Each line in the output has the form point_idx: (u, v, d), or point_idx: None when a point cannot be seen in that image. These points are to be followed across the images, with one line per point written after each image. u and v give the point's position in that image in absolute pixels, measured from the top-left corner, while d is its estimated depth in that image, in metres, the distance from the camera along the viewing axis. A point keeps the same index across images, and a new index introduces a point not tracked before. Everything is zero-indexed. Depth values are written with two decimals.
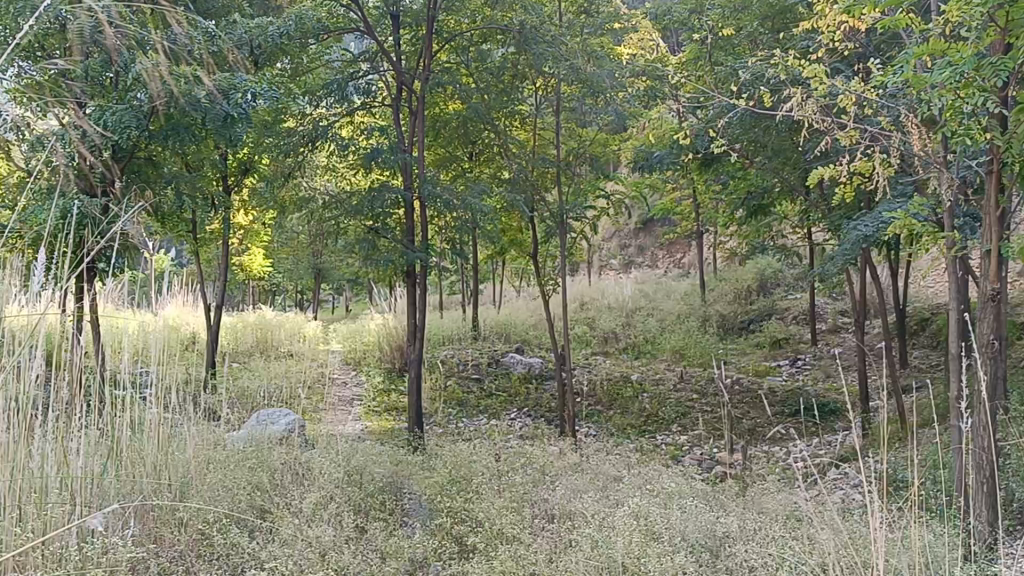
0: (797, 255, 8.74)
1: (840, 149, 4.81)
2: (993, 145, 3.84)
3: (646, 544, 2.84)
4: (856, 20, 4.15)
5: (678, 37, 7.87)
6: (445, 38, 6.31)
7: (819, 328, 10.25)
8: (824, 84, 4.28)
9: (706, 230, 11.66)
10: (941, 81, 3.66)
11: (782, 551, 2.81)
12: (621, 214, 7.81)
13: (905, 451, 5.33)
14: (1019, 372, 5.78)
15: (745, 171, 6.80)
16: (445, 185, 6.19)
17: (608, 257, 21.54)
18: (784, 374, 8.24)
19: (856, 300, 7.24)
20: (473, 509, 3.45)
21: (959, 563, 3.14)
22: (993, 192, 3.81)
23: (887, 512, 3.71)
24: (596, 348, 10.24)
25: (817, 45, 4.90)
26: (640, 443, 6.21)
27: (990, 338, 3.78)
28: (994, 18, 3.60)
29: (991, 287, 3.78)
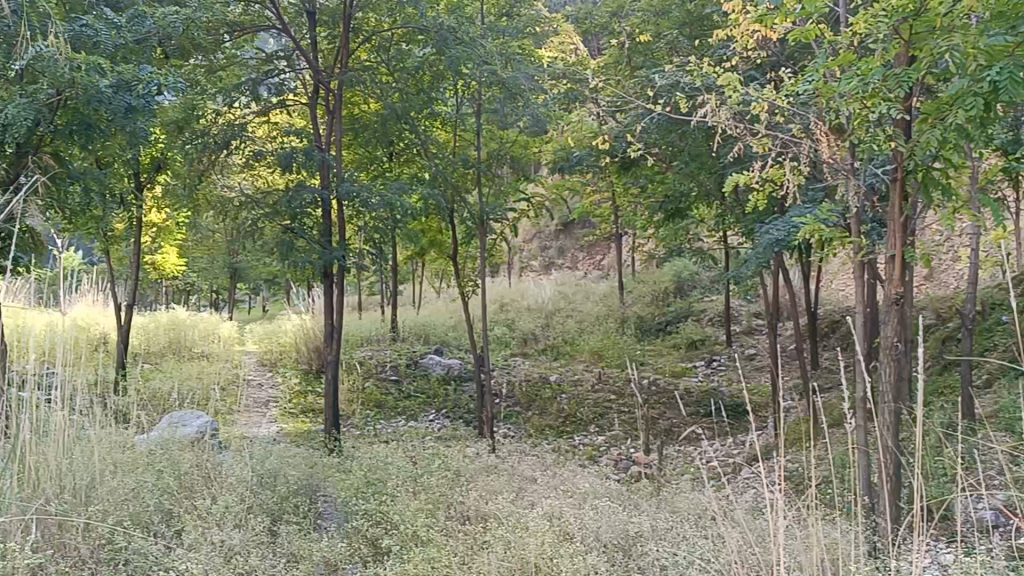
0: (713, 257, 8.89)
1: (754, 155, 4.91)
2: (897, 153, 3.96)
3: (559, 544, 2.87)
4: (769, 30, 4.24)
5: (597, 42, 7.95)
6: (365, 37, 6.28)
7: (734, 330, 10.45)
8: (738, 91, 4.36)
9: (625, 233, 11.81)
10: (848, 91, 3.77)
11: (692, 550, 2.86)
12: (541, 215, 7.86)
13: (813, 450, 5.47)
14: (923, 372, 5.98)
15: (662, 175, 6.91)
16: (364, 185, 6.16)
17: (529, 258, 21.67)
18: (700, 375, 8.37)
19: (769, 303, 7.39)
20: (388, 512, 3.43)
21: (860, 559, 3.23)
22: (897, 200, 3.93)
23: (796, 511, 3.81)
24: (515, 349, 10.29)
25: (731, 52, 5.00)
26: (558, 444, 6.25)
27: (894, 341, 3.89)
28: (899, 31, 3.74)
29: (894, 291, 3.89)
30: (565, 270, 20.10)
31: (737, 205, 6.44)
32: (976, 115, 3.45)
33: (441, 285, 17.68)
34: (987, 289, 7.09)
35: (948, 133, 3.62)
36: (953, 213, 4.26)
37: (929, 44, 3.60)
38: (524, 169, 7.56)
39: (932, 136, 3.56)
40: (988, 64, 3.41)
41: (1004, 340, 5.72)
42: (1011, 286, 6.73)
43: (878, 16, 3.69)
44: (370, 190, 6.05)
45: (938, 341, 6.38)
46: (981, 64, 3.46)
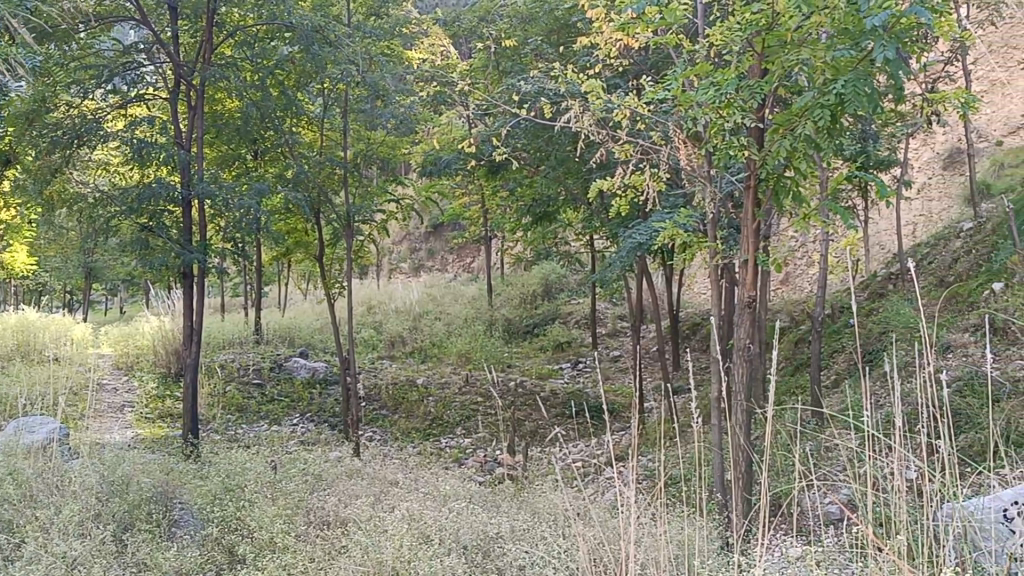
0: (579, 261, 9.04)
1: (616, 162, 5.02)
2: (750, 161, 4.12)
3: (415, 547, 2.87)
4: (630, 38, 4.35)
5: (466, 46, 7.99)
6: (229, 32, 6.15)
7: (599, 332, 10.65)
8: (600, 98, 4.46)
9: (494, 236, 11.90)
10: (705, 100, 3.90)
11: (548, 550, 2.91)
12: (409, 217, 7.84)
13: (672, 449, 5.61)
14: (778, 374, 6.21)
15: (530, 179, 6.99)
16: (225, 183, 6.03)
17: (398, 261, 21.57)
18: (566, 377, 8.49)
19: (633, 305, 7.55)
20: (245, 518, 3.36)
21: (711, 555, 3.34)
22: (751, 206, 4.08)
23: (653, 509, 3.90)
24: (382, 352, 10.22)
25: (593, 60, 5.10)
26: (423, 447, 6.23)
27: (747, 343, 4.04)
28: (752, 43, 3.89)
29: (747, 295, 4.04)
30: (435, 273, 20.10)
31: (602, 210, 6.56)
32: (822, 126, 3.63)
33: (307, 288, 17.43)
34: (837, 293, 7.42)
35: (797, 143, 3.79)
36: (802, 221, 4.46)
37: (780, 57, 3.76)
38: (392, 170, 7.52)
39: (783, 145, 3.73)
40: (833, 77, 3.58)
41: (851, 343, 5.99)
42: (858, 290, 7.06)
43: (732, 29, 3.83)
44: (231, 189, 5.92)
45: (791, 344, 6.64)
46: (828, 77, 3.63)
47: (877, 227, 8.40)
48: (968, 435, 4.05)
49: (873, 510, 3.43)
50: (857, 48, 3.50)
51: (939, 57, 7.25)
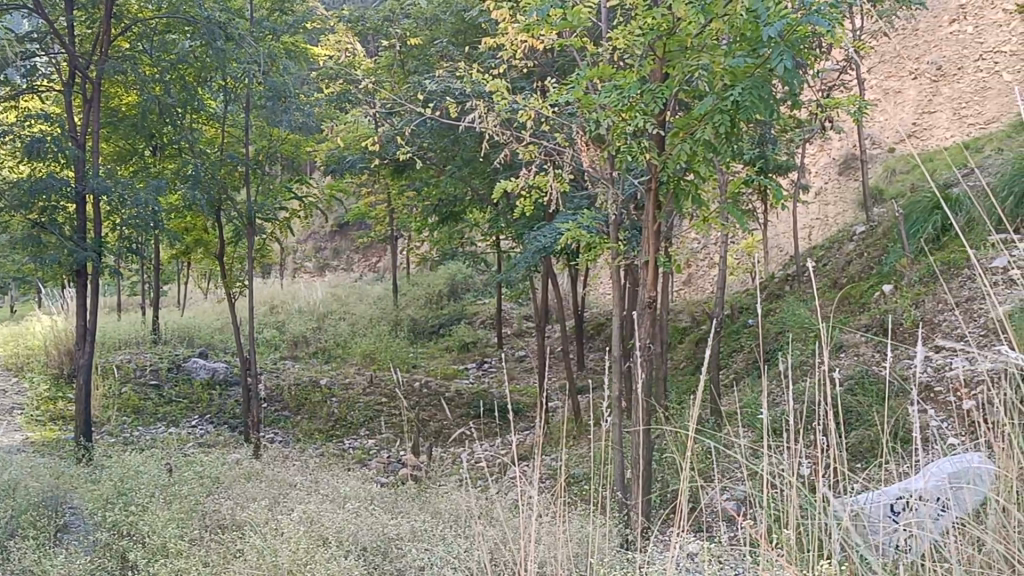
0: (485, 261, 9.05)
1: (520, 163, 5.05)
2: (652, 165, 4.19)
3: (312, 551, 2.83)
4: (535, 40, 4.37)
5: (371, 44, 7.93)
6: (127, 24, 6.00)
7: (504, 332, 10.68)
8: (505, 99, 4.48)
9: (400, 235, 11.84)
10: (608, 103, 3.95)
11: (447, 551, 2.90)
12: (313, 216, 7.75)
13: (576, 449, 5.66)
14: (679, 374, 6.31)
15: (435, 178, 6.98)
16: (121, 179, 5.87)
17: (302, 260, 21.29)
18: (471, 377, 8.49)
19: (538, 306, 7.59)
20: (138, 522, 3.28)
21: (609, 554, 3.37)
22: (652, 209, 4.16)
23: (554, 508, 3.93)
24: (284, 352, 10.08)
25: (498, 61, 5.12)
26: (325, 449, 6.16)
27: (648, 343, 4.12)
28: (653, 48, 3.96)
29: (648, 296, 4.12)
30: (340, 272, 19.94)
31: (507, 210, 6.58)
32: (721, 131, 3.71)
33: (208, 287, 17.07)
34: (737, 295, 7.58)
35: (697, 147, 3.87)
36: (701, 223, 4.55)
37: (681, 62, 3.83)
38: (296, 168, 7.43)
39: (683, 149, 3.80)
40: (731, 83, 3.67)
41: (749, 343, 6.13)
42: (756, 292, 7.23)
43: (635, 34, 3.89)
44: (126, 185, 5.77)
45: (693, 344, 6.77)
46: (726, 83, 3.71)
47: (775, 231, 8.61)
48: (858, 433, 4.18)
49: (767, 507, 3.51)
50: (754, 55, 3.59)
51: (834, 66, 7.48)
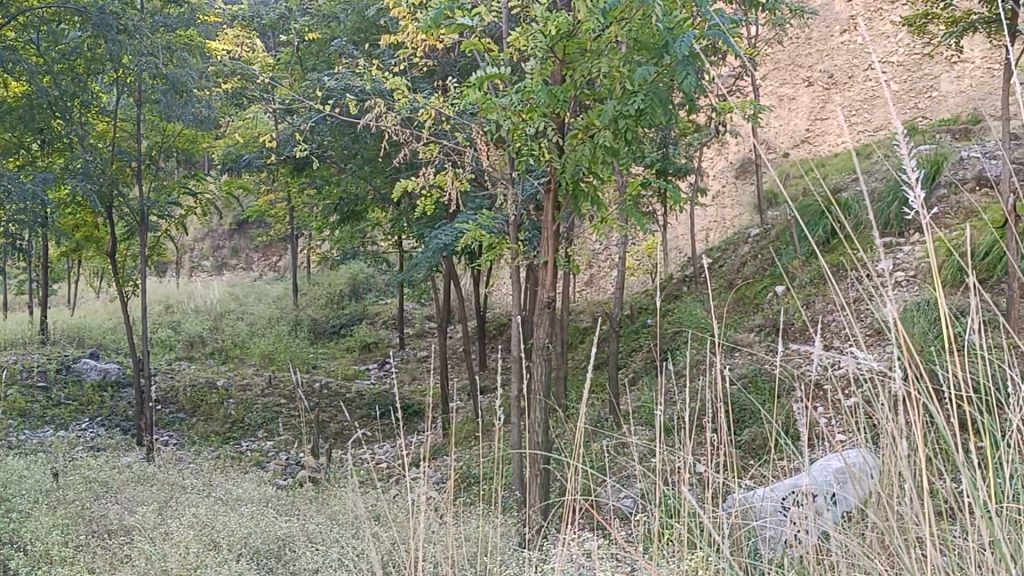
0: (387, 260, 9.00)
1: (420, 163, 5.04)
2: (552, 166, 4.23)
3: (202, 555, 2.78)
4: (434, 40, 4.38)
5: (270, 39, 7.82)
6: (13, 13, 5.79)
7: (406, 333, 10.64)
8: (405, 98, 4.46)
9: (300, 234, 11.69)
10: (507, 105, 3.97)
11: (342, 553, 2.89)
12: (210, 213, 7.60)
13: (476, 449, 5.69)
14: (579, 373, 6.39)
15: (336, 177, 6.92)
16: (6, 174, 5.66)
17: (199, 257, 20.83)
18: (372, 378, 8.44)
19: (440, 306, 7.59)
20: (20, 529, 3.17)
21: (506, 554, 3.40)
22: (551, 210, 4.23)
23: (452, 509, 3.94)
24: (180, 353, 9.86)
25: (398, 60, 5.10)
26: (221, 451, 6.05)
27: (545, 342, 4.20)
28: (553, 51, 3.99)
29: (547, 296, 4.21)
30: (239, 271, 19.60)
31: (409, 210, 6.57)
32: (620, 134, 3.76)
33: (101, 286, 16.57)
34: (635, 296, 7.70)
35: (596, 150, 3.91)
36: (599, 225, 4.62)
37: (580, 65, 3.88)
38: (191, 164, 7.26)
39: (583, 153, 3.84)
40: (630, 87, 3.73)
41: (647, 343, 6.22)
42: (654, 293, 7.34)
43: (534, 36, 3.91)
44: (12, 180, 5.57)
45: (593, 344, 6.86)
46: (624, 87, 3.78)
47: (673, 232, 8.77)
48: (750, 430, 4.29)
49: (660, 503, 3.58)
50: (652, 60, 3.66)
51: (730, 72, 7.65)
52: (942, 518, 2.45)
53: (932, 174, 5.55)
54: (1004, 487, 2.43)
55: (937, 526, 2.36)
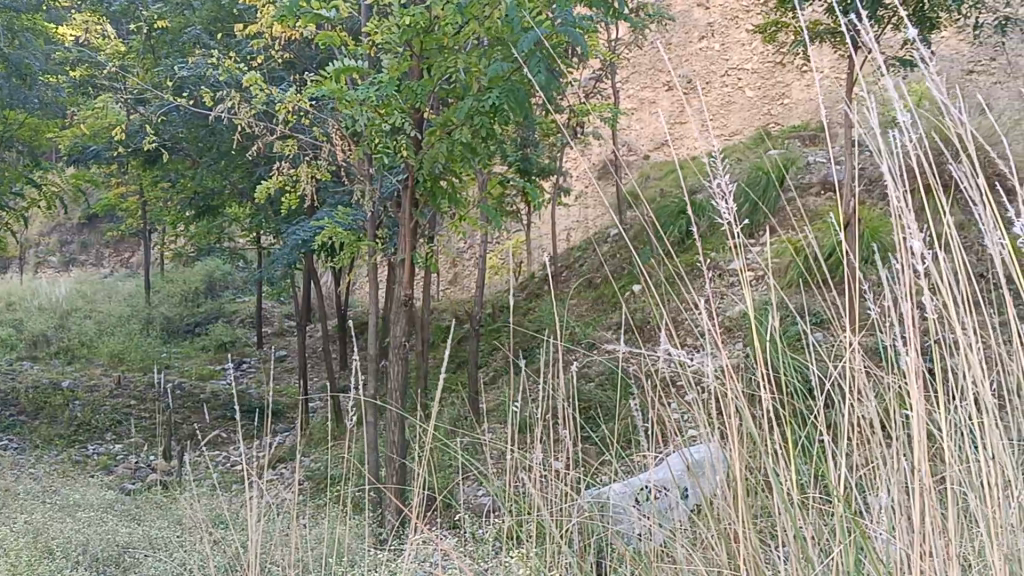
0: (245, 258, 8.80)
1: (277, 157, 4.94)
2: (409, 163, 4.22)
3: (32, 564, 2.66)
4: (290, 32, 4.30)
5: (122, 26, 7.53)
6: None
7: (265, 332, 10.43)
8: (260, 90, 4.37)
9: (153, 230, 11.32)
10: (363, 99, 3.93)
11: (184, 559, 2.83)
12: (55, 206, 7.27)
13: (334, 450, 5.62)
14: (440, 372, 6.38)
15: (191, 171, 6.73)
16: None
17: (44, 253, 19.92)
18: (228, 378, 8.25)
19: (300, 304, 7.47)
20: None
21: (358, 555, 3.38)
22: (408, 208, 4.23)
23: (306, 511, 3.89)
24: (22, 352, 9.41)
25: (254, 52, 4.99)
26: (64, 455, 5.81)
27: (401, 340, 4.29)
28: (411, 45, 3.97)
29: (404, 293, 4.29)
30: (87, 268, 18.91)
31: (267, 206, 6.44)
32: (478, 130, 3.78)
33: None
34: (497, 294, 7.75)
35: (454, 146, 3.92)
36: (458, 222, 4.63)
37: (438, 61, 3.88)
38: (35, 155, 6.95)
39: (441, 149, 3.84)
40: (488, 85, 3.75)
41: (507, 341, 6.27)
42: (515, 291, 7.40)
43: (390, 30, 3.89)
44: None
45: (454, 343, 6.87)
46: (483, 84, 3.79)
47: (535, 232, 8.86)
48: (605, 427, 4.36)
49: (514, 501, 3.62)
50: (509, 59, 3.69)
51: (591, 74, 7.79)
52: (774, 507, 2.55)
53: (781, 177, 5.74)
54: (833, 479, 2.55)
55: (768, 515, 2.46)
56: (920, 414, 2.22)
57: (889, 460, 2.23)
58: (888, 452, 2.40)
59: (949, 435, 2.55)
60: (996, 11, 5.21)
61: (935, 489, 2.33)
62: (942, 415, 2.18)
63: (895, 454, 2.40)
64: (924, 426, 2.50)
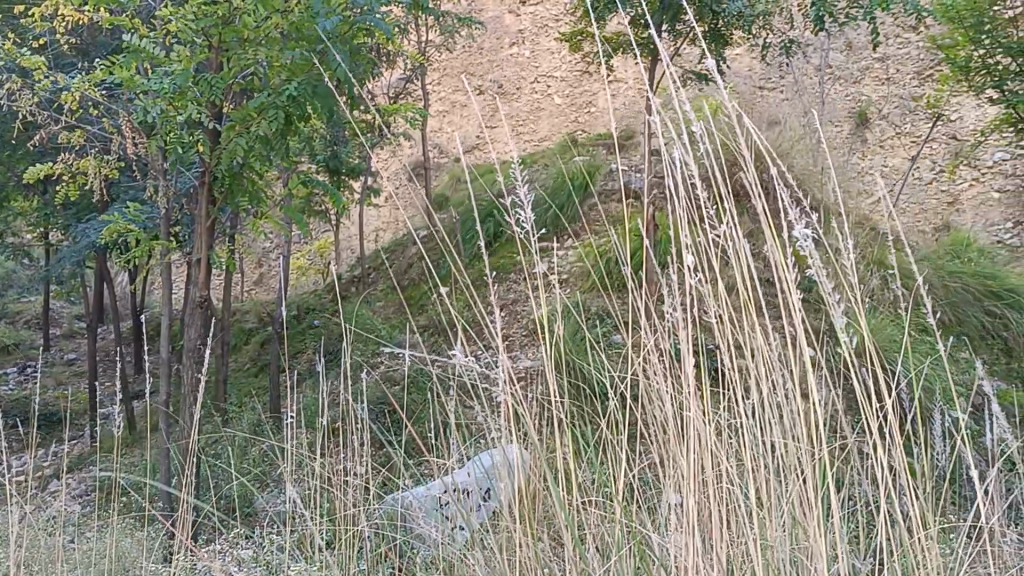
0: (31, 256, 8.30)
1: (62, 149, 4.68)
2: (205, 158, 4.08)
3: None
4: (76, 15, 4.08)
5: None
6: None
7: (54, 334, 9.86)
8: (43, 76, 4.12)
9: None
10: (155, 90, 3.77)
11: None
12: None
13: (125, 459, 5.37)
14: (243, 377, 6.20)
15: None
16: None
17: None
18: (10, 384, 7.74)
19: (92, 305, 7.10)
20: None
21: (146, 570, 3.25)
22: (203, 205, 4.10)
23: (92, 525, 3.70)
24: None
25: (38, 36, 4.71)
26: None
27: (196, 344, 4.14)
28: (209, 36, 3.84)
29: (200, 294, 4.15)
30: None
31: (54, 200, 6.08)
32: (278, 126, 3.67)
33: None
34: (302, 295, 7.59)
35: (251, 142, 3.78)
36: (259, 222, 4.50)
37: (236, 53, 3.77)
38: None
39: (237, 144, 3.71)
40: (288, 80, 3.68)
41: (313, 344, 6.14)
42: (322, 294, 7.27)
43: (186, 18, 3.73)
44: None
45: (257, 346, 6.68)
46: (283, 79, 3.72)
47: (343, 233, 8.75)
48: (410, 430, 4.33)
49: (314, 507, 3.56)
50: (310, 54, 3.64)
51: (402, 76, 7.75)
52: (561, 510, 2.61)
53: (585, 183, 5.87)
54: (622, 481, 2.63)
55: (555, 517, 2.54)
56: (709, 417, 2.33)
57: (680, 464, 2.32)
58: (673, 452, 2.51)
59: (733, 435, 2.67)
60: (783, 33, 5.53)
61: (713, 487, 2.45)
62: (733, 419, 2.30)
63: (679, 455, 2.51)
64: (707, 427, 2.61)
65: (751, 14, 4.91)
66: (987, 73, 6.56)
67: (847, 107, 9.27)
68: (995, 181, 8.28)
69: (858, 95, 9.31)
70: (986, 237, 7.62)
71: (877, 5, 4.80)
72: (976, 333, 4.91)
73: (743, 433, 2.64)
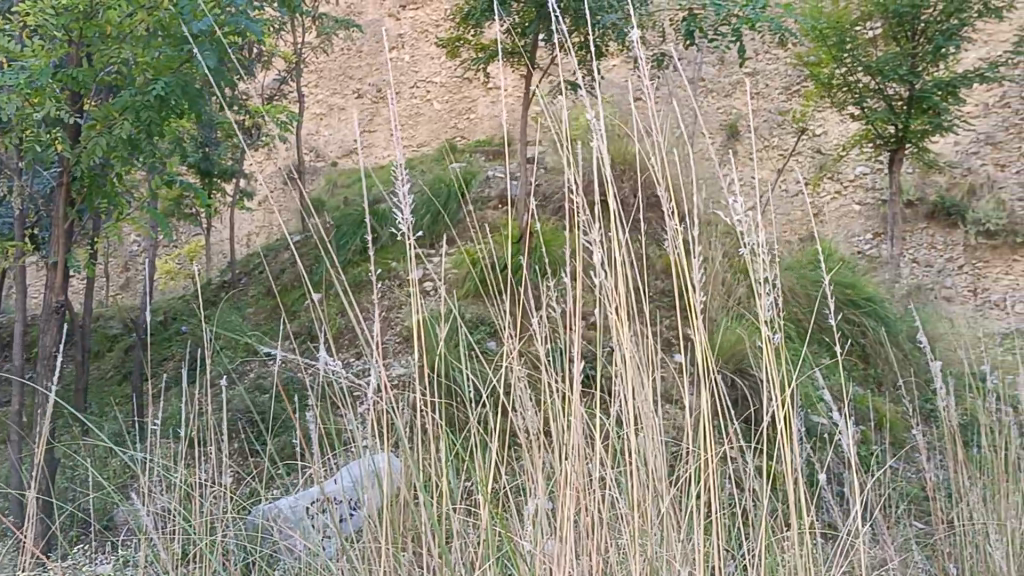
0: None
1: None
2: (63, 157, 3.91)
3: None
4: None
5: None
6: None
7: None
8: None
9: None
10: (11, 85, 3.59)
11: None
12: None
13: None
14: (105, 385, 5.97)
15: None
16: None
17: None
18: None
19: None
20: None
21: None
22: (60, 206, 3.93)
23: None
24: None
25: None
26: None
27: (52, 353, 3.96)
28: (70, 31, 3.67)
29: (55, 299, 3.98)
30: None
31: None
32: (143, 128, 3.55)
33: None
34: (170, 299, 7.35)
35: (114, 142, 3.65)
36: (121, 224, 4.34)
37: (99, 50, 3.63)
38: None
39: (100, 144, 3.57)
40: (154, 79, 3.57)
41: (182, 350, 5.98)
42: (192, 298, 7.09)
43: (45, 11, 3.57)
44: None
45: (121, 352, 6.44)
46: (149, 78, 3.61)
47: (215, 235, 8.53)
48: (280, 438, 4.25)
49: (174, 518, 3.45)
50: (177, 53, 3.54)
51: (278, 77, 7.62)
52: (429, 520, 2.60)
53: (461, 190, 5.87)
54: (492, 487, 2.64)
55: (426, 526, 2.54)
56: (583, 424, 2.38)
57: (556, 471, 2.36)
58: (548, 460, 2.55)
59: (601, 442, 2.72)
60: (657, 46, 5.66)
61: (584, 492, 2.50)
62: (606, 425, 2.37)
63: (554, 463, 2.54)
64: (575, 435, 2.66)
65: (625, 27, 5.01)
66: (848, 91, 6.86)
67: (719, 120, 9.56)
68: (856, 195, 8.73)
69: (729, 109, 9.62)
70: (847, 247, 7.97)
71: (746, 23, 4.96)
72: (835, 339, 5.13)
73: (610, 441, 2.69)
